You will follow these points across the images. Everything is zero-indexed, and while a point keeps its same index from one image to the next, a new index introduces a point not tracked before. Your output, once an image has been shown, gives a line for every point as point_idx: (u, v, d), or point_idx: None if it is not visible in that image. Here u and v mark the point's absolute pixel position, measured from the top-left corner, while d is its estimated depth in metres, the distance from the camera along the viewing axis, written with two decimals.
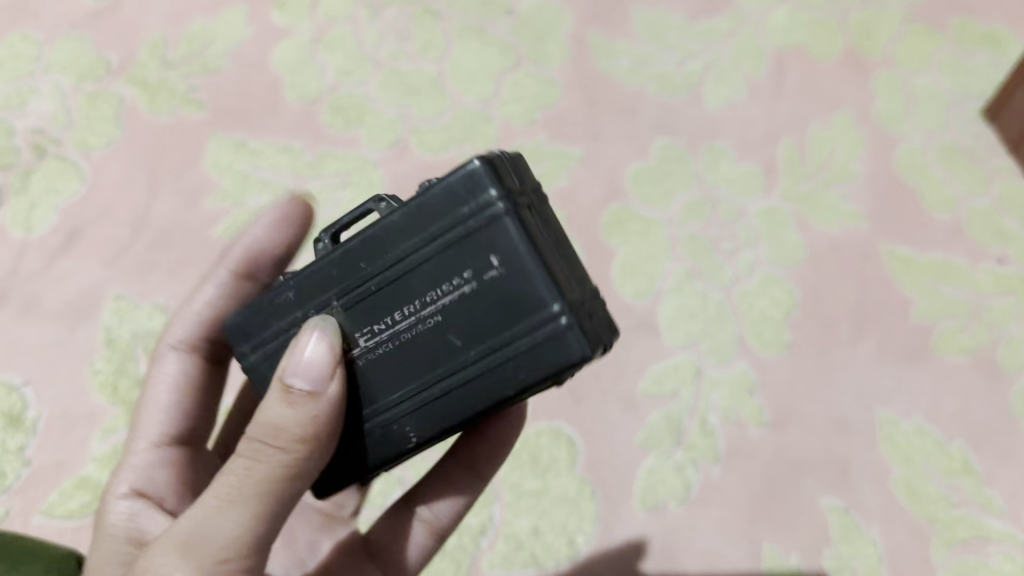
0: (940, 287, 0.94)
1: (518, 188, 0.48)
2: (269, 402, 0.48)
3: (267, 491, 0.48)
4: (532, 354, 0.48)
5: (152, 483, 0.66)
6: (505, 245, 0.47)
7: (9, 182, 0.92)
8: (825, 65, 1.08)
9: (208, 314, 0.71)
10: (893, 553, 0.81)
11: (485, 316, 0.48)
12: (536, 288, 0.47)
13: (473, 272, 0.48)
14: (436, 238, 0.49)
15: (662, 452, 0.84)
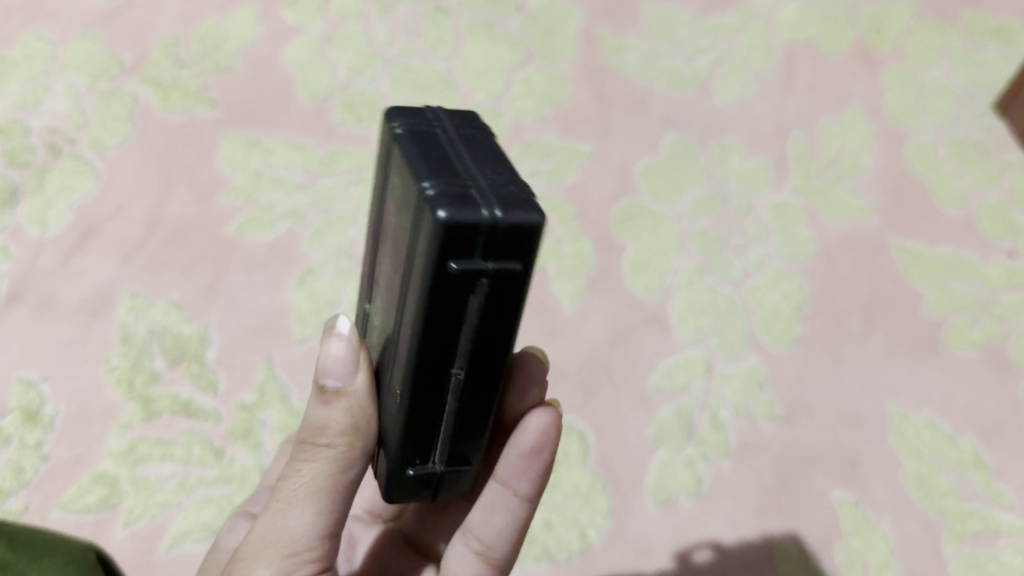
0: (951, 282, 0.94)
1: (425, 117, 0.45)
2: (313, 403, 0.50)
3: (320, 488, 0.51)
4: (418, 252, 0.40)
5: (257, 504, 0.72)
6: (396, 161, 0.43)
7: (25, 181, 0.93)
8: (834, 60, 1.09)
9: None
10: (905, 545, 0.80)
11: (401, 241, 0.43)
12: (409, 182, 0.41)
13: (393, 208, 0.44)
14: (383, 197, 0.47)
15: (673, 446, 0.84)
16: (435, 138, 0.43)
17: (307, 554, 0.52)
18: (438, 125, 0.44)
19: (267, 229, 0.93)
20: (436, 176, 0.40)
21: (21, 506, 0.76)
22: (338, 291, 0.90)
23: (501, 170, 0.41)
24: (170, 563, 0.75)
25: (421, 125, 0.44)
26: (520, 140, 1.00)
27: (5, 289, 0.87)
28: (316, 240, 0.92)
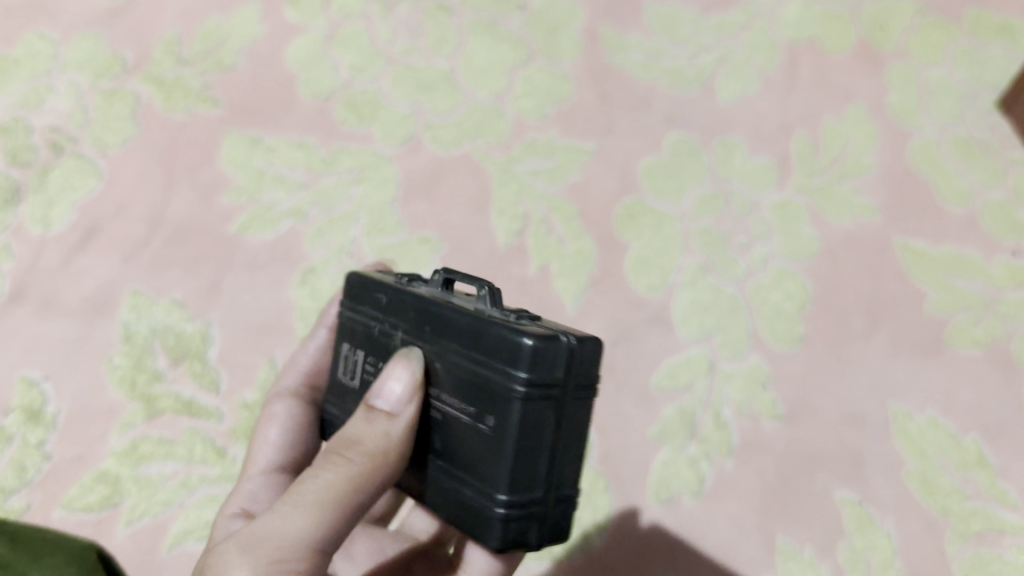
0: (954, 280, 0.94)
1: (551, 380, 0.50)
2: (354, 420, 0.53)
3: (327, 489, 0.50)
4: (467, 487, 0.53)
5: (257, 500, 0.66)
6: (503, 417, 0.50)
7: (27, 181, 0.93)
8: (837, 59, 1.07)
9: (316, 361, 0.74)
10: (907, 545, 0.81)
11: (476, 445, 0.52)
12: (495, 455, 0.51)
13: (477, 415, 0.52)
14: (493, 376, 0.50)
15: (676, 445, 0.85)
16: (565, 411, 0.51)
17: (294, 565, 0.48)
18: (557, 394, 0.50)
19: (269, 227, 0.93)
20: (539, 472, 0.51)
21: (24, 504, 0.78)
22: (341, 291, 0.91)
23: (570, 470, 0.52)
24: (172, 561, 0.77)
25: (541, 395, 0.49)
26: (522, 140, 1.00)
27: (8, 288, 0.88)
28: (318, 239, 0.92)
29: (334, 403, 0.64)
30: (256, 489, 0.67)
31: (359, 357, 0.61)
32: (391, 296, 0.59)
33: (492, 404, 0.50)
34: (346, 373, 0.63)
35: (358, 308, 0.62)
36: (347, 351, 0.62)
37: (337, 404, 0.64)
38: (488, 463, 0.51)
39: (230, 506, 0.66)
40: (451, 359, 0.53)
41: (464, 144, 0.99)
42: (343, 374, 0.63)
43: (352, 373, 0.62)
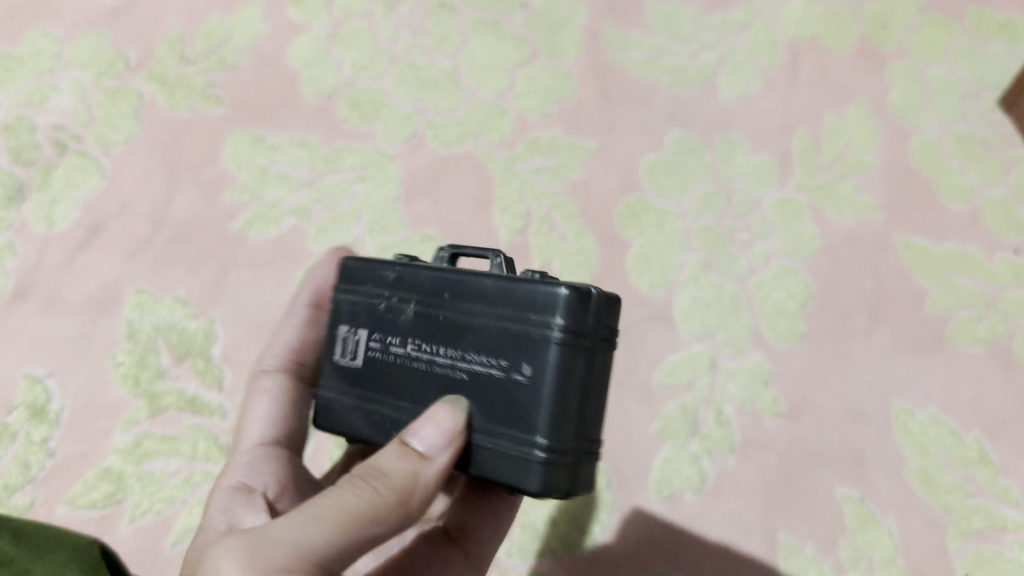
0: (956, 278, 0.94)
1: (588, 325, 0.52)
2: (384, 452, 0.51)
3: (349, 511, 0.47)
4: (497, 435, 0.54)
5: (256, 472, 0.64)
6: (541, 363, 0.52)
7: (31, 178, 0.93)
8: (839, 57, 1.07)
9: (298, 338, 0.72)
10: (909, 542, 0.82)
11: (506, 397, 0.53)
12: (533, 403, 0.52)
13: (508, 367, 0.53)
14: (523, 328, 0.53)
15: (678, 442, 0.85)
16: (595, 357, 0.54)
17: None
18: (592, 338, 0.53)
19: (272, 225, 0.93)
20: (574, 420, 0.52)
21: (28, 501, 0.79)
22: None
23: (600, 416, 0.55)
24: (174, 558, 0.77)
25: (579, 341, 0.52)
26: (524, 138, 1.00)
27: (13, 286, 0.88)
28: (320, 237, 0.93)
29: (331, 385, 0.62)
30: (251, 463, 0.64)
31: (359, 337, 0.61)
32: (399, 274, 0.59)
33: (528, 355, 0.52)
34: (345, 353, 0.62)
35: (356, 287, 0.62)
36: (345, 333, 0.62)
37: (334, 384, 0.62)
38: (524, 414, 0.52)
39: (226, 480, 0.63)
40: (476, 318, 0.55)
41: (467, 142, 0.99)
42: (340, 355, 0.62)
43: (352, 353, 0.61)
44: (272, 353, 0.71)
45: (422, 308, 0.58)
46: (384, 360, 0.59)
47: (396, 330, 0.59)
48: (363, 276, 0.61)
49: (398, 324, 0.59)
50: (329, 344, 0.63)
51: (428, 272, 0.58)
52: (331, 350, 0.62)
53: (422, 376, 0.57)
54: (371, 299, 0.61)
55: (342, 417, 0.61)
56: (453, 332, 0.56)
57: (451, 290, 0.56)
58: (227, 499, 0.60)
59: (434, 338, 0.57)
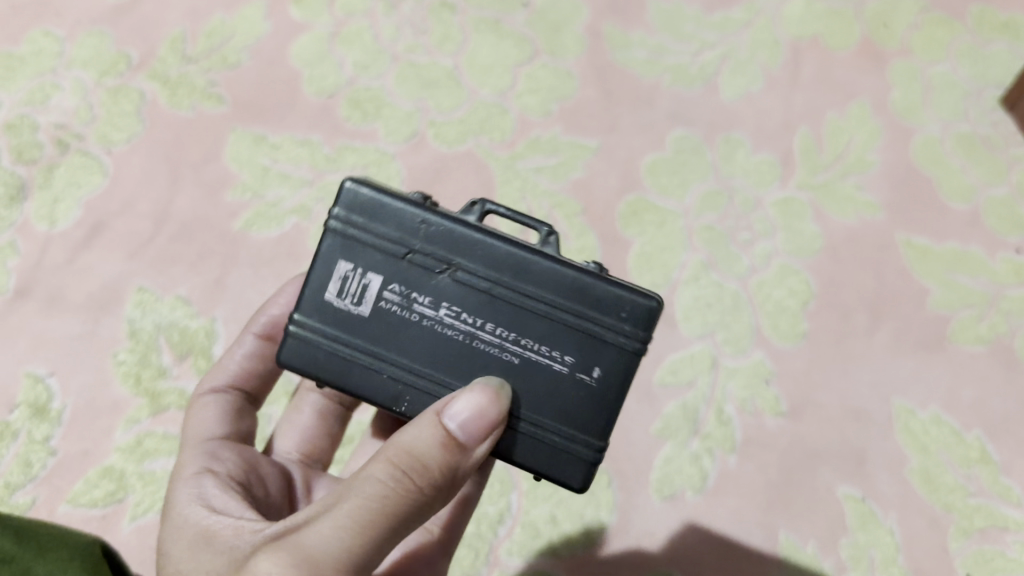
0: (958, 277, 0.94)
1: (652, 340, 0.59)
2: (426, 437, 0.49)
3: (388, 511, 0.47)
4: (549, 424, 0.57)
5: (216, 464, 0.59)
6: (615, 370, 0.57)
7: (33, 177, 0.93)
8: (841, 56, 1.07)
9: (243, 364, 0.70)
10: (910, 541, 0.82)
11: (563, 390, 0.57)
12: (600, 405, 0.57)
13: (574, 363, 0.57)
14: (601, 330, 0.57)
15: (679, 441, 0.85)
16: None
17: None
18: None
19: (273, 224, 0.93)
20: None
21: (30, 500, 0.79)
22: None
23: None
24: None
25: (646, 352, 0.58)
26: (526, 137, 1.00)
27: (15, 285, 0.88)
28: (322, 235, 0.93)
29: (322, 328, 0.58)
30: (208, 452, 0.60)
31: (371, 283, 0.58)
32: (440, 229, 0.58)
33: (599, 358, 0.57)
34: (348, 298, 0.58)
35: (371, 226, 0.58)
36: (348, 272, 0.58)
37: (327, 330, 0.58)
38: (584, 413, 0.57)
39: (186, 471, 0.58)
40: (543, 304, 0.57)
41: (468, 141, 0.99)
42: (343, 299, 0.58)
43: (359, 299, 0.58)
44: (213, 380, 0.69)
45: (473, 276, 0.58)
46: (404, 317, 0.58)
47: (429, 290, 0.58)
48: (387, 218, 0.58)
49: (431, 285, 0.58)
50: (324, 278, 0.58)
51: (483, 240, 0.58)
52: (326, 288, 0.58)
53: (459, 344, 0.58)
54: (394, 245, 0.58)
55: (335, 367, 0.59)
56: (511, 312, 0.57)
57: (514, 269, 0.57)
58: (196, 487, 0.56)
59: (487, 313, 0.57)
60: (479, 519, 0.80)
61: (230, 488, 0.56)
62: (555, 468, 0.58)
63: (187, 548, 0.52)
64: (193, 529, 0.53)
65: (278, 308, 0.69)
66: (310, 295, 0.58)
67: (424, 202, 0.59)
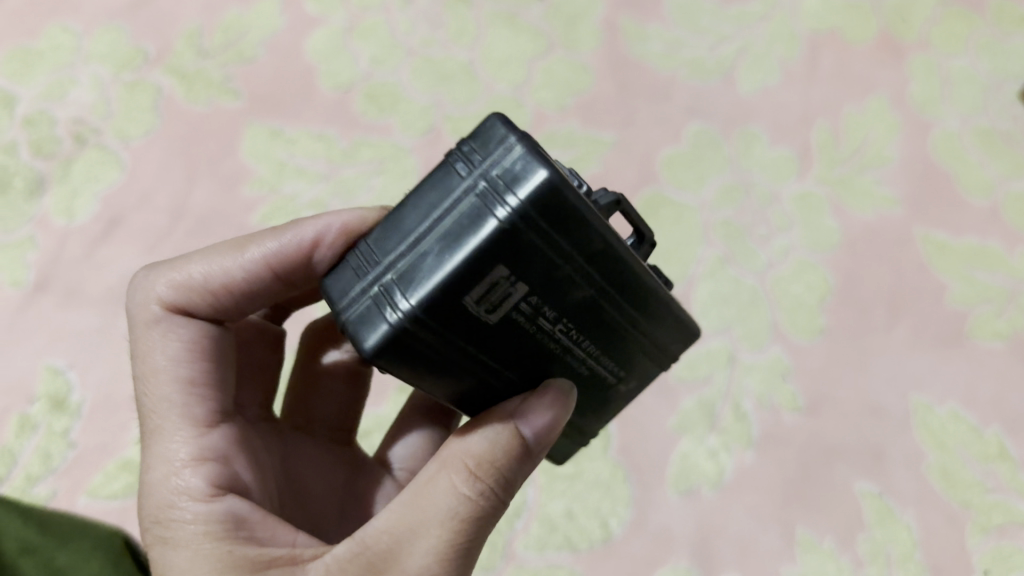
0: (977, 272, 0.94)
1: None
2: (501, 443, 0.49)
3: (471, 529, 0.47)
4: None
5: (227, 472, 0.53)
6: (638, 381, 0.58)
7: (51, 172, 0.94)
8: (859, 49, 1.07)
9: (241, 292, 0.59)
10: (928, 537, 0.81)
11: (586, 387, 0.56)
12: (604, 399, 0.58)
13: (614, 371, 0.55)
14: (657, 350, 0.55)
15: (695, 436, 0.85)
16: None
17: None
18: None
19: (290, 218, 0.93)
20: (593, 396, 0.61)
21: (49, 492, 0.78)
22: None
23: None
24: None
25: None
26: (542, 131, 1.00)
27: (33, 279, 0.89)
28: None
29: (432, 331, 0.44)
30: (217, 449, 0.55)
31: (513, 294, 0.44)
32: (609, 249, 0.45)
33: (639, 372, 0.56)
34: (484, 304, 0.44)
35: (548, 237, 0.43)
36: (499, 279, 0.43)
37: (436, 333, 0.44)
38: (595, 399, 0.58)
39: (191, 476, 0.52)
40: (637, 330, 0.52)
41: None
42: (477, 305, 0.44)
43: (493, 308, 0.45)
44: (201, 302, 0.59)
45: (606, 296, 0.48)
46: (518, 326, 0.47)
47: (559, 306, 0.47)
48: (570, 229, 0.43)
49: (563, 300, 0.46)
50: (470, 283, 0.43)
51: (637, 268, 0.47)
52: (467, 290, 0.43)
53: (547, 350, 0.50)
54: (556, 259, 0.44)
55: (417, 362, 0.46)
56: (610, 332, 0.51)
57: (641, 299, 0.50)
58: (224, 504, 0.50)
59: (591, 335, 0.50)
60: None
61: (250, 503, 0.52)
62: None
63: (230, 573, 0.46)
64: (233, 562, 0.47)
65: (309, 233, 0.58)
66: (439, 297, 0.43)
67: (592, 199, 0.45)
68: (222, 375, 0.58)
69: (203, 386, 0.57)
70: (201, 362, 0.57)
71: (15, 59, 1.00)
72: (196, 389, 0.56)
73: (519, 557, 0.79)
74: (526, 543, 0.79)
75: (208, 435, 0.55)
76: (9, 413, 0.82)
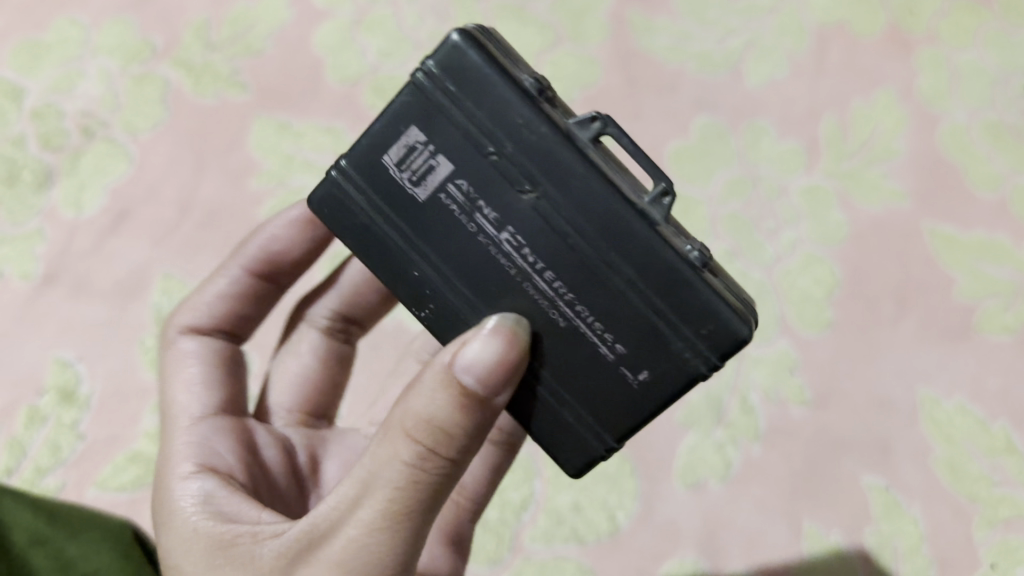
0: (984, 266, 0.93)
1: None
2: (437, 400, 0.45)
3: (413, 493, 0.46)
4: (572, 403, 0.52)
5: (212, 456, 0.59)
6: (665, 385, 0.50)
7: (59, 165, 0.94)
8: (868, 42, 1.06)
9: (224, 306, 0.70)
10: (934, 531, 0.81)
11: (596, 374, 0.51)
12: (629, 411, 0.51)
13: (621, 350, 0.50)
14: (671, 325, 0.49)
15: (703, 430, 0.84)
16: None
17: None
18: None
19: None
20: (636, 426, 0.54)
21: (58, 483, 0.79)
22: None
23: None
24: None
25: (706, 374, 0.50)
26: None
27: (42, 272, 0.89)
28: None
29: (363, 189, 0.52)
30: (200, 439, 0.60)
31: (437, 168, 0.50)
32: (538, 138, 0.48)
33: (654, 362, 0.50)
34: (407, 171, 0.51)
35: (459, 100, 0.48)
36: (416, 143, 0.50)
37: (368, 193, 0.52)
38: (610, 405, 0.52)
39: (180, 465, 0.58)
40: (620, 277, 0.49)
41: None
42: (400, 170, 0.51)
43: (419, 179, 0.51)
44: (201, 317, 0.69)
45: (552, 206, 0.49)
46: (454, 215, 0.51)
47: (497, 204, 0.50)
48: (482, 98, 0.48)
49: (501, 197, 0.49)
50: (389, 137, 0.50)
51: (582, 177, 0.48)
52: (387, 146, 0.51)
53: (512, 277, 0.51)
54: (474, 132, 0.49)
55: (359, 230, 0.53)
56: (584, 272, 0.49)
57: (608, 229, 0.48)
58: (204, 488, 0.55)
59: (553, 264, 0.50)
60: (503, 506, 0.81)
61: (232, 486, 0.56)
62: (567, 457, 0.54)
63: (201, 556, 0.52)
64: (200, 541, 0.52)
65: (272, 234, 0.70)
66: (365, 151, 0.51)
67: (540, 94, 0.48)
68: (218, 376, 0.66)
69: (197, 385, 0.64)
70: (203, 367, 0.66)
71: (23, 52, 1.00)
72: (194, 388, 0.64)
73: (526, 549, 0.80)
74: (532, 535, 0.80)
75: (196, 424, 0.61)
76: (19, 405, 0.83)
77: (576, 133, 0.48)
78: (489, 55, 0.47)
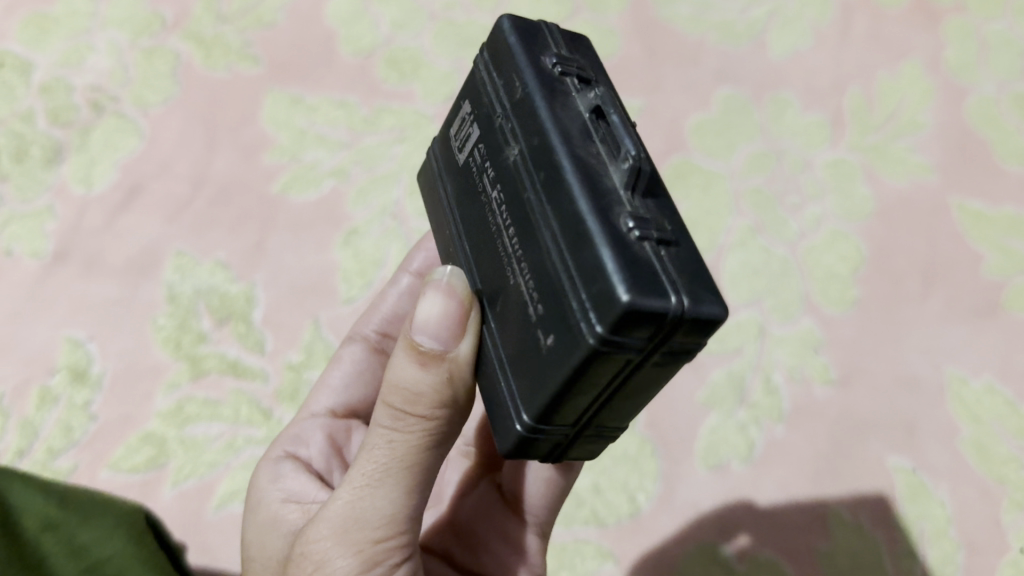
0: (1013, 242, 0.92)
1: (631, 348, 0.40)
2: (401, 364, 0.48)
3: (396, 454, 0.48)
4: (505, 373, 0.47)
5: (300, 445, 0.67)
6: (557, 354, 0.42)
7: (68, 140, 0.92)
8: (892, 12, 1.07)
9: (392, 310, 0.75)
10: (962, 513, 0.78)
11: (523, 341, 0.45)
12: (536, 385, 0.44)
13: (539, 311, 0.44)
14: (569, 284, 0.42)
15: (725, 410, 0.82)
16: (644, 371, 0.42)
17: (394, 541, 0.49)
18: (633, 360, 0.41)
19: (311, 187, 0.92)
20: (568, 419, 0.45)
21: (71, 465, 0.75)
22: (383, 252, 0.89)
23: (626, 417, 0.47)
24: (218, 523, 0.74)
25: (592, 352, 0.40)
26: None
27: (52, 249, 0.87)
28: (360, 199, 0.91)
29: (443, 164, 0.58)
30: (294, 436, 0.68)
31: (474, 135, 0.53)
32: (523, 96, 0.48)
33: (558, 327, 0.42)
34: (460, 142, 0.55)
35: (491, 74, 0.52)
36: (468, 117, 0.54)
37: (445, 167, 0.58)
38: (527, 377, 0.45)
39: (274, 450, 0.67)
40: (549, 229, 0.44)
41: None
42: (458, 142, 0.55)
43: (464, 147, 0.54)
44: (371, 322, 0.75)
45: (520, 160, 0.47)
46: (474, 177, 0.52)
47: (495, 164, 0.50)
48: (504, 72, 0.50)
49: (498, 158, 0.49)
50: (457, 115, 0.56)
51: (542, 128, 0.46)
52: (456, 125, 0.56)
53: (491, 237, 0.50)
54: (495, 101, 0.51)
55: (438, 205, 0.59)
56: (525, 223, 0.46)
57: (547, 175, 0.44)
58: (279, 469, 0.63)
59: (513, 220, 0.47)
60: None
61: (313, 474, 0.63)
62: (502, 433, 0.48)
63: (257, 523, 0.59)
64: (257, 508, 0.60)
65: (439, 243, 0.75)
66: (447, 128, 0.57)
67: (554, 71, 0.48)
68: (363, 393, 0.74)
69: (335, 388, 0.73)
70: (360, 380, 0.74)
71: (31, 25, 0.99)
72: (336, 397, 0.73)
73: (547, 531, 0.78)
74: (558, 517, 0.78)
75: (304, 417, 0.71)
76: (30, 384, 0.79)
77: (572, 100, 0.47)
78: (522, 35, 0.50)
